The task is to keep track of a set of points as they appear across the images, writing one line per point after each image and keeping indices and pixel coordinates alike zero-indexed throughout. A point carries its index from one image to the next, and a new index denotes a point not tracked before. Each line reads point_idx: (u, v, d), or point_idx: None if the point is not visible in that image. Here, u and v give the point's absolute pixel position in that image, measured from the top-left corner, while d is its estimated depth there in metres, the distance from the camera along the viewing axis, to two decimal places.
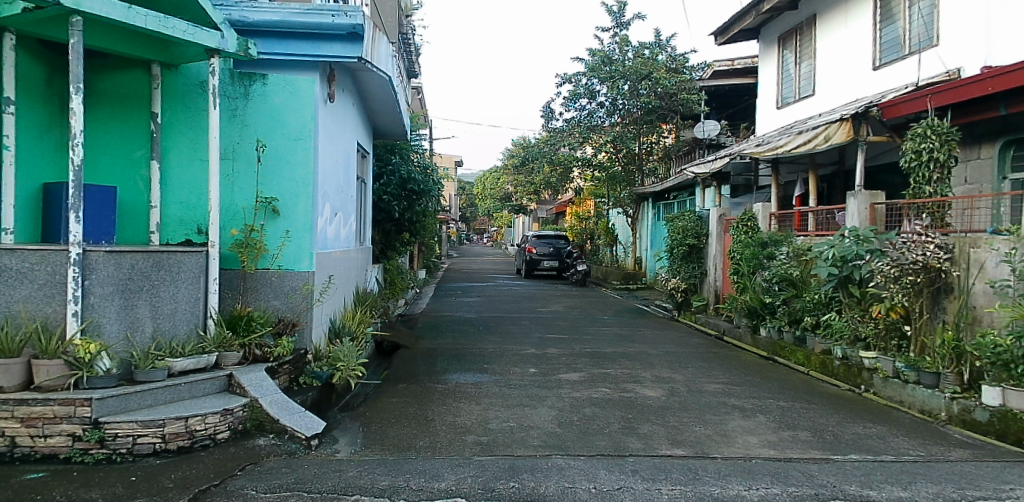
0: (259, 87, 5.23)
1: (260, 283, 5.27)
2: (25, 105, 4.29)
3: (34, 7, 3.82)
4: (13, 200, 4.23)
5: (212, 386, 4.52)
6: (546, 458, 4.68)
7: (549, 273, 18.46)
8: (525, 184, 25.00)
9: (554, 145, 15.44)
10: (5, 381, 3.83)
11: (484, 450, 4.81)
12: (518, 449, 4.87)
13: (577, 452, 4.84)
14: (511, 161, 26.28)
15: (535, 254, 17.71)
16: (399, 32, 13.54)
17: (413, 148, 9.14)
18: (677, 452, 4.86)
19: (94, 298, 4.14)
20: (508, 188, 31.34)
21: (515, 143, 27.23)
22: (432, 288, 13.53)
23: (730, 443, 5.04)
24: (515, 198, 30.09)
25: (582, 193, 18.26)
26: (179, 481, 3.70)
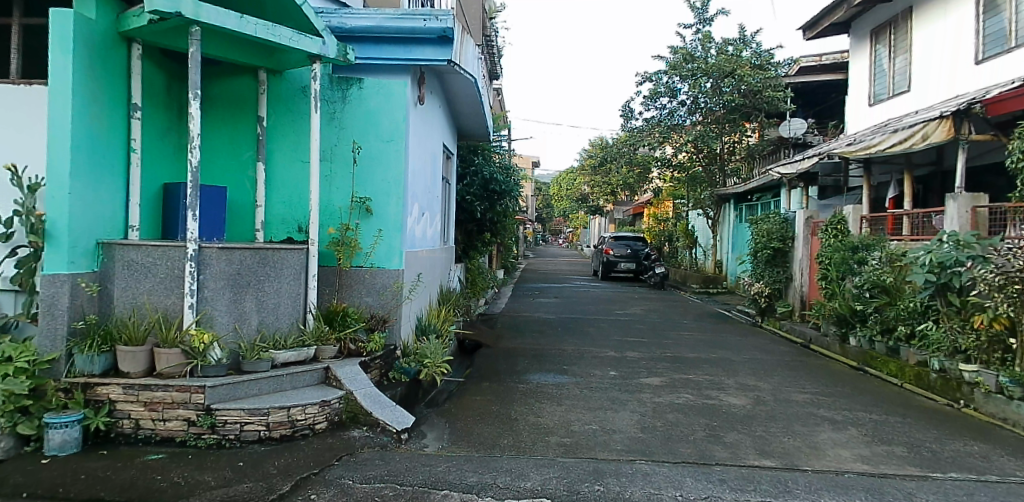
0: (356, 91, 5.43)
1: (354, 280, 5.45)
2: (150, 111, 4.62)
3: (158, 19, 4.10)
4: (138, 199, 4.55)
5: (311, 378, 4.72)
6: (629, 463, 4.61)
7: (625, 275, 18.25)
8: (603, 185, 24.80)
9: (632, 146, 15.24)
10: (132, 366, 4.14)
11: (567, 452, 4.80)
12: (601, 452, 4.82)
13: (662, 458, 4.75)
14: (589, 162, 26.13)
15: (611, 256, 17.53)
16: (483, 34, 13.73)
17: (495, 149, 9.26)
18: (766, 463, 4.68)
19: (208, 292, 4.40)
20: (584, 189, 31.12)
21: (593, 144, 27.05)
22: (510, 288, 13.63)
23: (822, 456, 4.82)
24: (591, 199, 29.77)
25: (660, 194, 17.90)
26: (282, 468, 3.87)
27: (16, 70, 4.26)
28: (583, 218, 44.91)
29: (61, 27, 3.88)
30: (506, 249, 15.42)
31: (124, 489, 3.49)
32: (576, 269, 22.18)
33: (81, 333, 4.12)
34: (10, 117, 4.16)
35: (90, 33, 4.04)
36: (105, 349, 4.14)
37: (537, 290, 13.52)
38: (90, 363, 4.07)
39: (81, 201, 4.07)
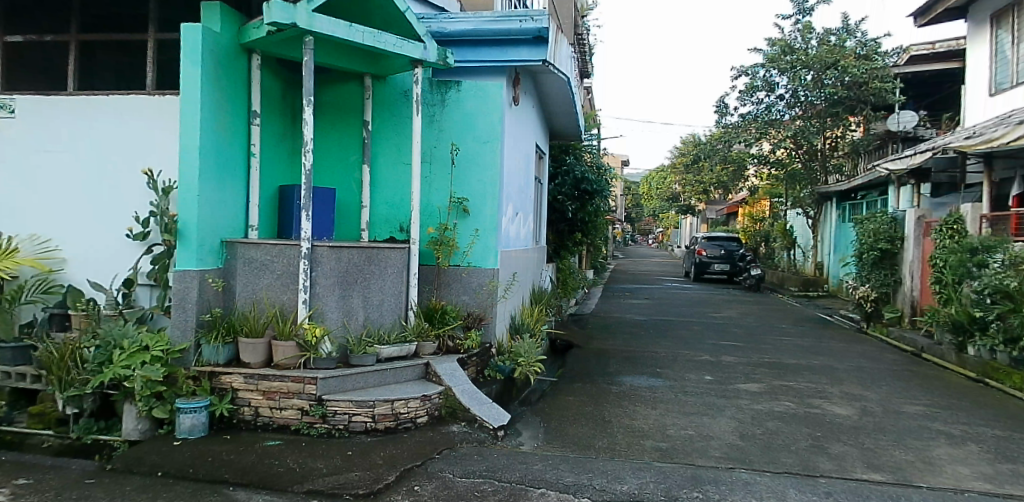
0: (455, 93, 5.54)
1: (452, 278, 5.57)
2: (268, 117, 4.91)
3: (276, 30, 4.35)
4: (257, 200, 4.83)
5: (412, 373, 4.86)
6: (727, 470, 4.45)
7: (719, 276, 17.72)
8: (696, 184, 24.15)
9: (726, 143, 14.61)
10: (252, 357, 4.40)
11: (664, 457, 4.70)
12: (699, 459, 4.67)
13: (762, 468, 4.55)
14: (681, 161, 25.53)
15: (704, 257, 17.14)
16: (575, 33, 13.71)
17: (586, 148, 9.24)
18: (875, 477, 4.38)
19: (320, 289, 4.63)
20: (675, 188, 30.38)
21: (686, 143, 26.38)
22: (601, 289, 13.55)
23: (938, 472, 4.46)
24: (682, 198, 28.94)
25: (757, 193, 17.25)
26: (387, 459, 4.00)
27: (151, 81, 4.56)
28: (672, 218, 43.87)
29: (191, 40, 4.16)
30: (596, 249, 15.29)
31: (246, 472, 3.72)
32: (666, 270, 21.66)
33: (208, 325, 4.42)
34: (145, 125, 4.48)
35: (215, 45, 4.31)
36: (229, 341, 4.41)
37: (627, 291, 13.34)
38: (216, 354, 4.37)
39: (208, 203, 4.36)
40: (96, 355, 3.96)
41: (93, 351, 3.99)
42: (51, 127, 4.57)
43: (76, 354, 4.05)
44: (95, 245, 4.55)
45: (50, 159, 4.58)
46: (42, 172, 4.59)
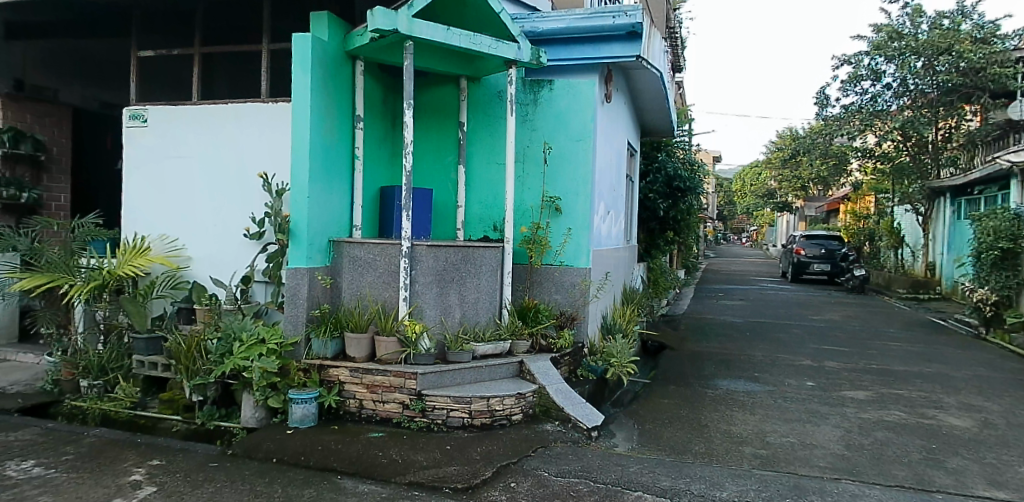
0: (547, 92, 5.55)
1: (544, 277, 5.59)
2: (370, 121, 5.09)
3: (378, 37, 4.49)
4: (360, 201, 5.02)
5: (506, 371, 4.91)
6: (833, 481, 4.21)
7: (818, 277, 16.87)
8: (794, 179, 23.05)
9: (828, 136, 14.18)
10: (357, 351, 4.58)
11: (764, 464, 4.50)
12: (802, 468, 4.45)
13: (872, 480, 4.27)
14: (779, 156, 24.45)
15: (803, 257, 16.38)
16: (668, 27, 13.46)
17: (678, 144, 9.07)
18: (1000, 495, 4.02)
19: (419, 286, 4.75)
20: (771, 185, 29.08)
21: (783, 136, 25.23)
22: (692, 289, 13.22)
23: None
24: (778, 194, 27.70)
25: (860, 188, 16.31)
26: (484, 455, 4.05)
27: (265, 89, 4.83)
28: (765, 215, 42.06)
29: (301, 49, 4.38)
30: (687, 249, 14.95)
31: (352, 461, 3.88)
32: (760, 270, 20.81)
33: (316, 320, 4.63)
34: (261, 131, 4.75)
35: (323, 53, 4.51)
36: (335, 335, 4.62)
37: (721, 292, 12.95)
38: (324, 347, 4.56)
39: (317, 204, 4.58)
40: (218, 347, 4.23)
41: (215, 343, 4.26)
42: (178, 135, 4.93)
43: (200, 346, 4.34)
44: (217, 243, 4.87)
45: (179, 165, 4.95)
46: (171, 177, 4.97)
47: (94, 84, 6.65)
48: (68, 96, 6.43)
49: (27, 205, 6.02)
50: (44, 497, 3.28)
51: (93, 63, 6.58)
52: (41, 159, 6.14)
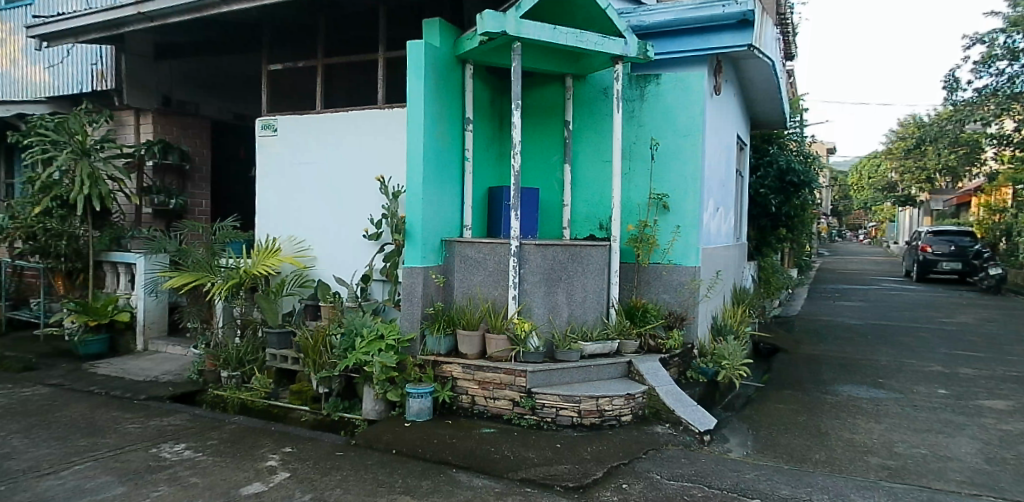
0: (654, 87, 5.45)
1: (652, 276, 5.49)
2: (479, 123, 5.19)
3: (487, 40, 4.57)
4: (470, 202, 5.13)
5: (615, 371, 4.86)
6: (973, 497, 3.83)
7: (948, 277, 15.56)
8: (919, 170, 21.34)
9: (958, 123, 13.14)
10: (468, 348, 4.69)
11: (893, 476, 4.17)
12: (935, 482, 4.08)
13: (1019, 498, 3.85)
14: (901, 146, 22.72)
15: (930, 254, 15.23)
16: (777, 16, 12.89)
17: (791, 137, 8.69)
18: None
19: (528, 285, 4.78)
20: (891, 177, 27.04)
21: (905, 125, 23.43)
22: (807, 290, 12.55)
23: None
24: (899, 188, 25.75)
25: (997, 179, 14.87)
26: (595, 455, 4.02)
27: (381, 96, 5.04)
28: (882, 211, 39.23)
29: (416, 56, 4.54)
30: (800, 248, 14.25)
31: (467, 455, 3.97)
32: (879, 269, 19.48)
33: (431, 317, 4.77)
34: (379, 137, 4.95)
35: (435, 58, 4.65)
36: (448, 332, 4.74)
37: (838, 292, 12.21)
38: (438, 344, 4.69)
39: (431, 205, 4.72)
40: (342, 342, 4.46)
41: (340, 338, 4.50)
42: (303, 143, 5.25)
43: (326, 341, 4.59)
44: (339, 244, 5.14)
45: (304, 170, 5.26)
46: (298, 182, 5.29)
47: (229, 98, 7.18)
48: (207, 110, 6.99)
49: (174, 210, 6.67)
50: (194, 477, 3.57)
51: (228, 79, 7.16)
52: (186, 168, 6.76)
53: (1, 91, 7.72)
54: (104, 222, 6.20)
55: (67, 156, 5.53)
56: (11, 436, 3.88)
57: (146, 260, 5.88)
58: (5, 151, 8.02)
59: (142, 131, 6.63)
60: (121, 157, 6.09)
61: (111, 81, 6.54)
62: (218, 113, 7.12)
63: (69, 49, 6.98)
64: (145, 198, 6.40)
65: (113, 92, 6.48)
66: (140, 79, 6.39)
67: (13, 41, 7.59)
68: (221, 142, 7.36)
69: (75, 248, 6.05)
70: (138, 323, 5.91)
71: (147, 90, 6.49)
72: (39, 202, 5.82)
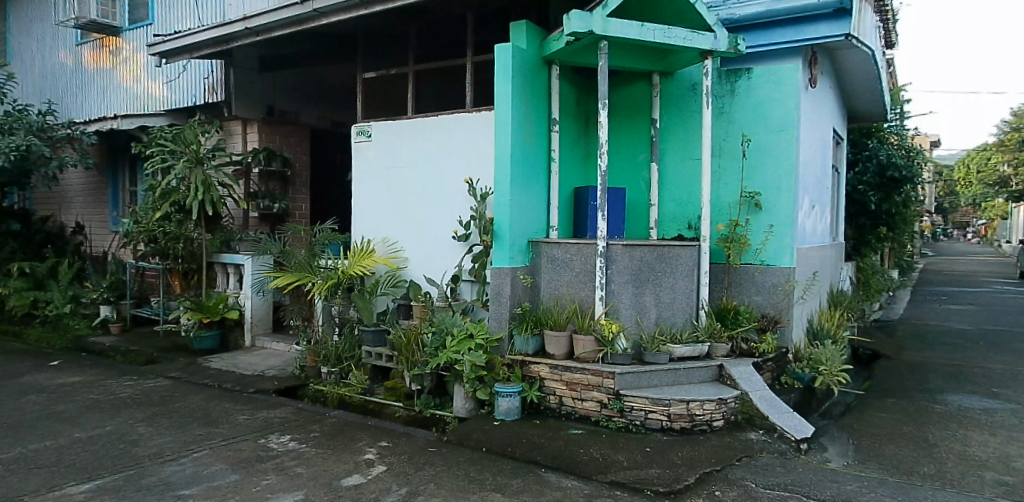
0: (745, 82, 5.27)
1: (744, 277, 5.31)
2: (565, 124, 5.20)
3: (574, 40, 4.55)
4: (556, 202, 5.14)
5: (705, 375, 4.74)
6: None
7: None
8: None
9: None
10: (556, 348, 4.68)
11: (1013, 493, 3.82)
12: None
13: None
14: None
15: None
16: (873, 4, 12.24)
17: (895, 130, 8.27)
18: None
19: (615, 286, 4.73)
20: (1001, 171, 24.95)
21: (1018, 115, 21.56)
22: (909, 292, 11.80)
23: None
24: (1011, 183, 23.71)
25: None
26: (686, 460, 3.92)
27: (469, 99, 5.13)
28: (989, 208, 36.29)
29: (503, 59, 4.59)
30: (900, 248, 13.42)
31: (556, 456, 3.96)
32: (990, 271, 18.03)
33: (519, 317, 4.82)
34: (467, 140, 5.04)
35: (522, 60, 4.69)
36: (536, 332, 4.75)
37: (944, 295, 11.39)
38: (526, 344, 4.72)
39: (518, 206, 4.76)
40: (433, 341, 4.57)
41: (431, 337, 4.61)
42: (395, 147, 5.43)
43: (418, 339, 4.71)
44: (428, 245, 5.28)
45: (396, 174, 5.44)
46: (390, 185, 5.48)
47: (327, 107, 7.55)
48: (307, 117, 7.32)
49: (278, 214, 6.99)
50: (299, 468, 3.75)
51: (325, 90, 7.52)
52: (288, 174, 7.11)
53: (124, 105, 8.42)
54: (215, 225, 6.60)
55: (183, 164, 6.04)
56: (137, 424, 4.21)
57: (253, 262, 6.27)
58: (130, 161, 8.78)
59: (248, 140, 7.02)
60: (229, 164, 6.57)
61: (220, 93, 6.98)
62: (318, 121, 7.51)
63: (185, 64, 7.50)
64: (252, 203, 6.81)
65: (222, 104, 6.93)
66: (245, 90, 6.80)
67: (135, 59, 8.25)
68: (321, 150, 7.75)
69: (190, 250, 6.49)
70: (246, 320, 6.30)
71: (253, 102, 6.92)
72: (160, 208, 6.27)
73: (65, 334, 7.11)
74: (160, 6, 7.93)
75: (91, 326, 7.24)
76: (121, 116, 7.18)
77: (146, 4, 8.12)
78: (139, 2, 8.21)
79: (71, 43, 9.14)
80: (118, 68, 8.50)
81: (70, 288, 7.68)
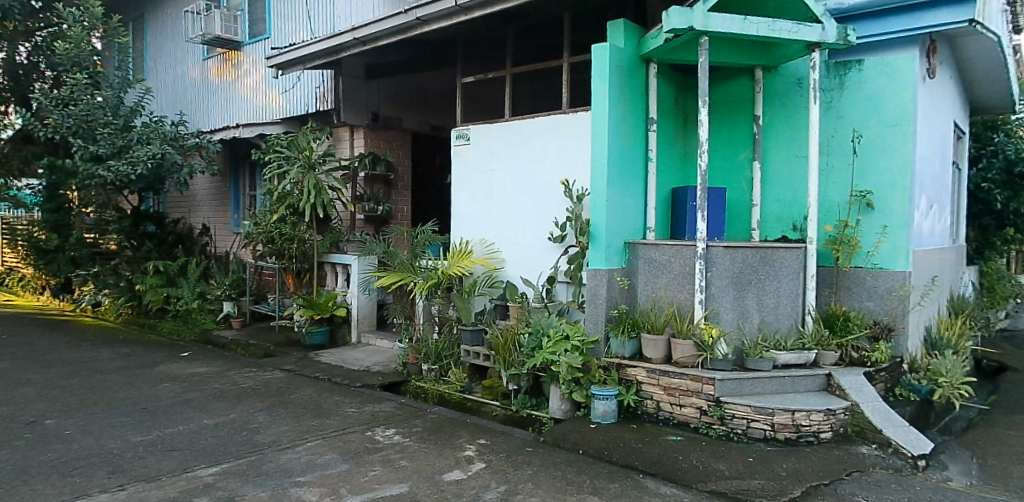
0: (855, 74, 4.98)
1: (854, 282, 5.01)
2: (663, 123, 5.11)
3: (673, 37, 4.46)
4: (654, 203, 5.06)
5: (812, 384, 4.51)
6: None
7: None
8: None
9: None
10: (653, 352, 4.59)
11: None
12: None
13: None
14: None
15: None
16: None
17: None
18: None
19: (715, 289, 4.60)
20: None
21: None
22: None
23: None
24: None
25: None
26: (791, 472, 3.72)
27: (566, 100, 5.14)
28: None
29: (601, 58, 4.56)
30: None
31: (653, 462, 3.90)
32: None
33: (615, 320, 4.77)
34: (563, 141, 5.05)
35: (620, 59, 4.64)
36: (633, 335, 4.69)
37: None
38: (622, 347, 4.66)
39: (615, 206, 4.72)
40: (530, 341, 4.60)
41: (528, 337, 4.64)
42: (492, 149, 5.53)
43: (514, 339, 4.77)
44: (525, 246, 5.34)
45: (493, 176, 5.54)
46: (488, 187, 5.59)
47: (429, 112, 7.83)
48: (409, 123, 7.65)
49: (382, 216, 7.29)
50: (404, 460, 3.88)
51: (427, 95, 7.80)
52: (391, 178, 7.43)
53: (243, 115, 9.04)
54: (325, 227, 6.96)
55: (297, 170, 6.44)
56: (258, 413, 4.50)
57: (360, 261, 6.55)
58: (249, 166, 9.37)
59: (356, 145, 7.31)
60: (339, 169, 6.85)
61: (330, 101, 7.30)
62: (421, 126, 7.78)
63: (299, 74, 7.90)
64: (359, 205, 7.10)
65: (332, 111, 7.27)
66: (354, 98, 7.09)
67: (254, 71, 8.81)
68: (424, 154, 8.03)
69: (302, 250, 6.83)
70: (353, 318, 6.61)
71: (361, 108, 7.18)
72: (277, 211, 6.75)
73: (194, 328, 7.79)
74: (276, 20, 8.42)
75: (216, 321, 7.87)
76: (243, 125, 7.72)
77: (264, 19, 8.65)
78: (257, 18, 8.78)
79: (198, 58, 9.89)
80: (238, 80, 9.11)
81: (197, 285, 8.35)
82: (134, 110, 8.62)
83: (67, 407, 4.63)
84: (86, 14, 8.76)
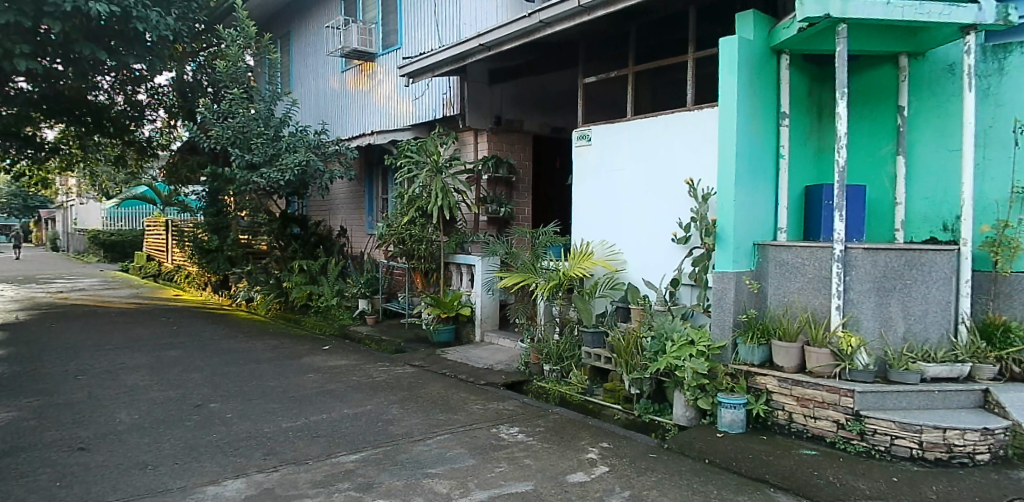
0: (1018, 57, 4.49)
1: (1016, 289, 4.46)
2: (796, 117, 4.85)
3: (808, 26, 4.21)
4: (786, 202, 4.83)
5: (965, 400, 4.11)
6: None
7: None
8: None
9: None
10: (785, 361, 4.38)
11: None
12: None
13: None
14: None
15: None
16: None
17: None
18: None
19: (854, 294, 4.31)
20: None
21: None
22: None
23: None
24: None
25: None
26: (942, 495, 3.37)
27: (691, 97, 5.02)
28: None
29: (728, 52, 4.39)
30: None
31: (786, 476, 3.70)
32: None
33: (743, 325, 4.58)
34: (687, 139, 4.92)
35: (749, 51, 4.44)
36: (763, 342, 4.48)
37: None
38: (751, 354, 4.48)
39: (743, 206, 4.54)
40: (653, 345, 4.53)
41: (650, 341, 4.58)
42: (614, 148, 5.50)
43: (637, 343, 4.72)
44: (647, 247, 5.28)
45: (615, 176, 5.52)
46: (610, 187, 5.57)
47: (550, 113, 7.90)
48: (530, 125, 7.75)
49: (504, 217, 7.45)
50: (528, 459, 3.95)
51: (549, 96, 7.87)
52: (513, 180, 7.55)
53: (376, 121, 9.52)
54: (451, 229, 7.23)
55: (425, 174, 6.73)
56: (392, 406, 4.75)
57: (483, 261, 6.74)
58: (383, 171, 9.83)
59: (479, 148, 7.52)
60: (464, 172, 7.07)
61: (456, 106, 7.54)
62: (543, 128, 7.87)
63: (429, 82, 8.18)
64: (483, 207, 7.28)
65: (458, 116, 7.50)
66: (478, 102, 7.26)
67: (388, 81, 9.23)
68: (543, 156, 8.18)
69: (430, 251, 7.10)
70: (477, 317, 6.82)
71: (485, 111, 7.33)
72: (407, 213, 7.08)
73: (334, 322, 8.31)
74: (409, 30, 8.78)
75: (352, 317, 8.36)
76: (378, 132, 8.20)
77: (396, 30, 9.07)
78: (389, 29, 9.21)
79: (336, 70, 10.54)
80: (372, 89, 9.62)
81: (336, 283, 8.94)
82: (283, 121, 9.34)
83: (228, 392, 5.12)
84: (243, 34, 9.54)
